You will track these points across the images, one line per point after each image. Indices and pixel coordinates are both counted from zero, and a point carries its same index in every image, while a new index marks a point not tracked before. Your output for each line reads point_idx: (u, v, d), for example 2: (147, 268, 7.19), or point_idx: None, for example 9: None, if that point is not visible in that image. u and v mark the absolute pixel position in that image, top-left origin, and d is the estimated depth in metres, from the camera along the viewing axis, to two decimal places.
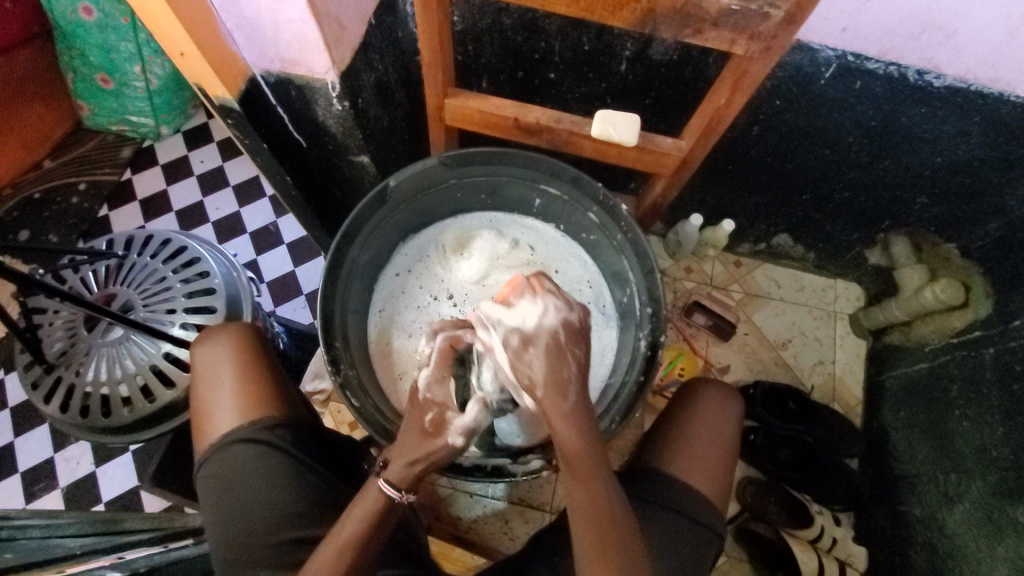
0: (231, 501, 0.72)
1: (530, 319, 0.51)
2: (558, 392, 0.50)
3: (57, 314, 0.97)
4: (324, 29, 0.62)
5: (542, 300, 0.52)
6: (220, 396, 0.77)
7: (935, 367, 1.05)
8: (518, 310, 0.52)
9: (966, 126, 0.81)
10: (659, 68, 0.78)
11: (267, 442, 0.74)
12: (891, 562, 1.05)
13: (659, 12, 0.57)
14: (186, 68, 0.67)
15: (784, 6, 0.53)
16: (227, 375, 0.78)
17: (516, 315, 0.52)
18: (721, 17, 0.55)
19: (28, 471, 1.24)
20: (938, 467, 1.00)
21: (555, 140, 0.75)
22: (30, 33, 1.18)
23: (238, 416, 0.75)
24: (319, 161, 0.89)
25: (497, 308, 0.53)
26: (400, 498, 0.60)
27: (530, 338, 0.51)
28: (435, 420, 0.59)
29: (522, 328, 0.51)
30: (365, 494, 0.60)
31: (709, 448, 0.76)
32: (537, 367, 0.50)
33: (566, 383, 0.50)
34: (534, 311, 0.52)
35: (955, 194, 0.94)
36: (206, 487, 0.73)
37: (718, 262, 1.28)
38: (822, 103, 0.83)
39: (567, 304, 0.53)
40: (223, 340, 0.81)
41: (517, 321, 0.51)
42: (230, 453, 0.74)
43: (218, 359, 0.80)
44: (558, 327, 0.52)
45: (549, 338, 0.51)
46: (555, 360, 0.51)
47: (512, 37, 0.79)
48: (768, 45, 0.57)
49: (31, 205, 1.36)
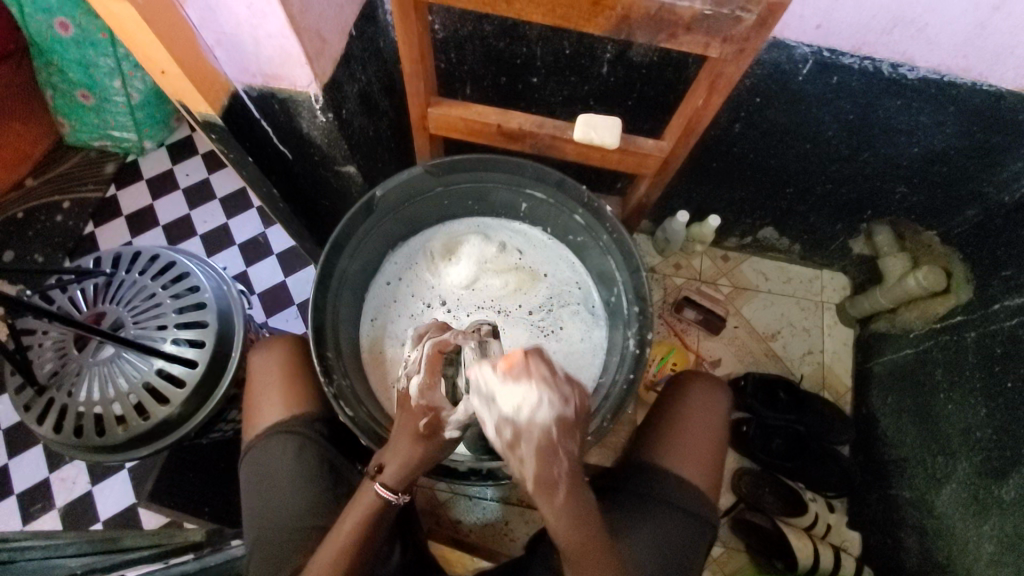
0: (264, 490, 0.73)
1: (523, 411, 0.48)
2: (546, 493, 0.48)
3: (46, 335, 0.97)
4: (304, 44, 0.62)
5: (529, 384, 0.48)
6: (274, 398, 0.78)
7: (920, 352, 1.07)
8: (505, 391, 0.49)
9: (941, 117, 0.82)
10: (640, 70, 0.79)
11: (305, 435, 0.75)
12: (884, 544, 1.07)
13: (634, 17, 0.58)
14: (166, 85, 0.67)
15: (755, 10, 0.55)
16: (275, 370, 0.80)
17: (509, 399, 0.48)
18: (694, 21, 0.56)
19: (24, 493, 1.23)
20: (926, 450, 1.02)
21: (538, 145, 0.76)
22: (7, 50, 1.16)
23: (284, 417, 0.77)
24: (306, 173, 0.90)
25: (491, 384, 0.50)
26: (395, 500, 0.60)
27: (521, 432, 0.48)
28: (431, 425, 0.56)
29: (514, 419, 0.48)
30: (361, 497, 0.61)
31: (698, 438, 0.78)
32: (526, 467, 0.48)
33: (556, 484, 0.48)
34: (527, 402, 0.48)
35: (931, 183, 0.96)
36: (246, 475, 0.75)
37: (706, 257, 1.30)
38: (801, 98, 0.84)
39: (564, 395, 0.49)
40: (280, 349, 0.83)
41: (511, 411, 0.48)
42: (272, 449, 0.75)
43: (274, 365, 0.81)
44: (551, 422, 0.48)
45: (541, 437, 0.48)
46: (546, 459, 0.48)
47: (493, 44, 0.79)
48: (741, 47, 0.59)
49: (16, 224, 1.35)
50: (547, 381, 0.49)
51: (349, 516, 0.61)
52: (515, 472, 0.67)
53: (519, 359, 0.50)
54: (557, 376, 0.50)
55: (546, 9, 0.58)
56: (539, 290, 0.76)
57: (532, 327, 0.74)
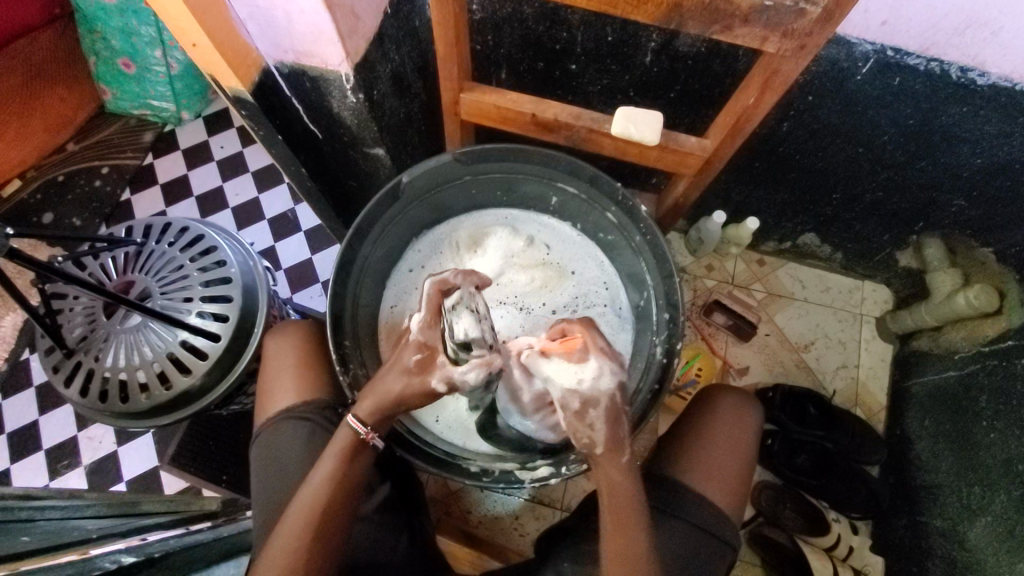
0: (271, 474, 0.72)
1: (586, 381, 0.56)
2: (614, 450, 0.57)
3: (77, 300, 0.98)
4: (337, 21, 0.60)
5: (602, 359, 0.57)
6: (285, 384, 0.78)
7: (964, 376, 1.01)
8: (561, 369, 0.57)
9: (1009, 127, 0.76)
10: (685, 61, 0.75)
11: (315, 422, 0.75)
12: (907, 572, 1.03)
13: (686, 6, 0.54)
14: (199, 59, 0.66)
15: (821, 3, 0.50)
16: (288, 354, 0.80)
17: (569, 374, 0.57)
18: (752, 13, 0.52)
19: (53, 449, 1.27)
20: (962, 479, 0.97)
21: (573, 138, 0.72)
22: (52, 15, 1.21)
23: (295, 402, 0.77)
24: (335, 154, 0.88)
25: (555, 368, 0.57)
26: (364, 435, 0.60)
27: (589, 399, 0.56)
28: (422, 361, 0.58)
29: (580, 390, 0.56)
30: (335, 438, 0.60)
31: (726, 454, 0.74)
32: (598, 429, 0.56)
33: (620, 444, 0.57)
34: (591, 373, 0.56)
35: (993, 197, 0.90)
36: (255, 458, 0.75)
37: (740, 260, 1.25)
38: (857, 99, 0.79)
39: (619, 364, 0.58)
40: (292, 333, 0.82)
41: (575, 383, 0.56)
42: (283, 435, 0.75)
43: (286, 351, 0.80)
44: (614, 390, 0.57)
45: (607, 403, 0.57)
46: (614, 421, 0.57)
47: (533, 27, 0.76)
48: (803, 43, 0.54)
49: (55, 187, 1.38)
50: (605, 353, 0.57)
51: (317, 469, 0.60)
52: (528, 478, 0.65)
53: (579, 339, 0.58)
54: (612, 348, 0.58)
55: None
56: (565, 288, 0.74)
57: None
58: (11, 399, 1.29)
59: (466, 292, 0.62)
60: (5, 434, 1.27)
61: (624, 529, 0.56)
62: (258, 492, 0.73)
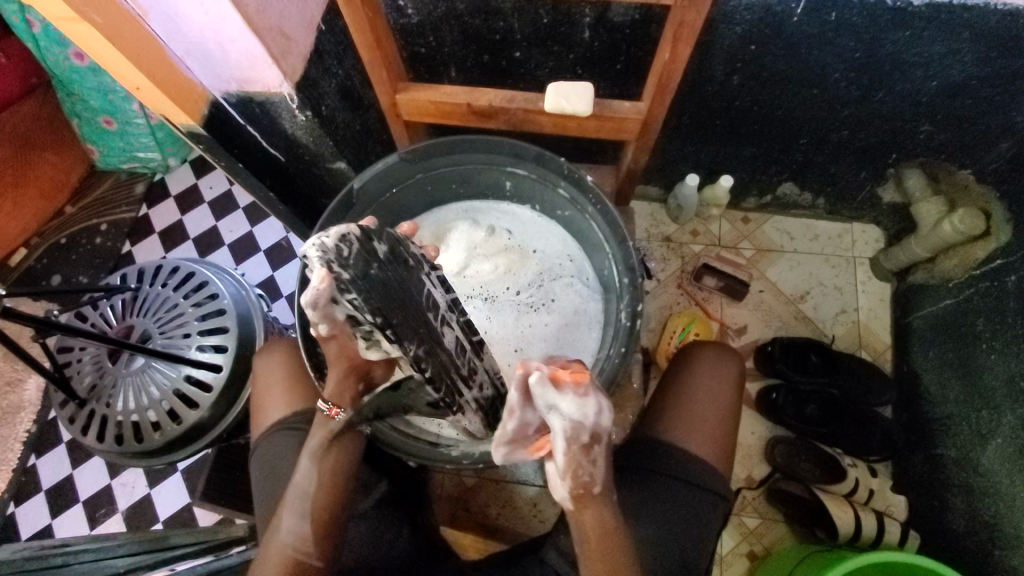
0: (268, 483, 0.75)
1: (593, 417, 0.49)
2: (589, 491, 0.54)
3: (84, 351, 1.02)
4: (267, 44, 0.62)
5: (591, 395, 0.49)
6: (273, 399, 0.82)
7: (961, 302, 1.01)
8: (573, 405, 0.48)
9: (956, 43, 0.75)
10: (622, 30, 0.76)
11: (306, 432, 0.78)
12: (930, 507, 1.02)
13: None
14: (148, 100, 0.70)
15: None
16: (276, 370, 0.84)
17: (578, 410, 0.48)
18: None
19: (89, 500, 1.28)
20: (970, 405, 0.96)
21: (512, 121, 0.77)
22: (31, 84, 1.24)
23: (286, 413, 0.80)
24: (302, 175, 0.91)
25: (560, 398, 0.48)
26: (360, 424, 0.64)
27: (596, 436, 0.50)
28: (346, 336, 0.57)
29: (586, 425, 0.48)
30: (315, 428, 0.63)
31: (707, 409, 0.78)
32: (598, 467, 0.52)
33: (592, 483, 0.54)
34: (597, 410, 0.48)
35: (958, 117, 0.89)
36: (254, 471, 0.79)
37: (724, 220, 1.25)
38: (798, 41, 0.78)
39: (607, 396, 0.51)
40: (275, 352, 0.85)
41: (581, 418, 0.48)
42: (279, 447, 0.78)
43: (270, 369, 0.84)
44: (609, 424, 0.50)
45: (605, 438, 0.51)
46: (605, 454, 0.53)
47: (469, 21, 0.77)
48: None
49: (59, 250, 1.43)
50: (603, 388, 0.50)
51: (307, 454, 0.62)
52: None
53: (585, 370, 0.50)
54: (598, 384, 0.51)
55: None
56: (529, 270, 0.77)
57: (524, 306, 0.75)
58: (44, 458, 1.31)
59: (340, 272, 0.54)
60: (42, 491, 1.29)
61: (606, 548, 0.57)
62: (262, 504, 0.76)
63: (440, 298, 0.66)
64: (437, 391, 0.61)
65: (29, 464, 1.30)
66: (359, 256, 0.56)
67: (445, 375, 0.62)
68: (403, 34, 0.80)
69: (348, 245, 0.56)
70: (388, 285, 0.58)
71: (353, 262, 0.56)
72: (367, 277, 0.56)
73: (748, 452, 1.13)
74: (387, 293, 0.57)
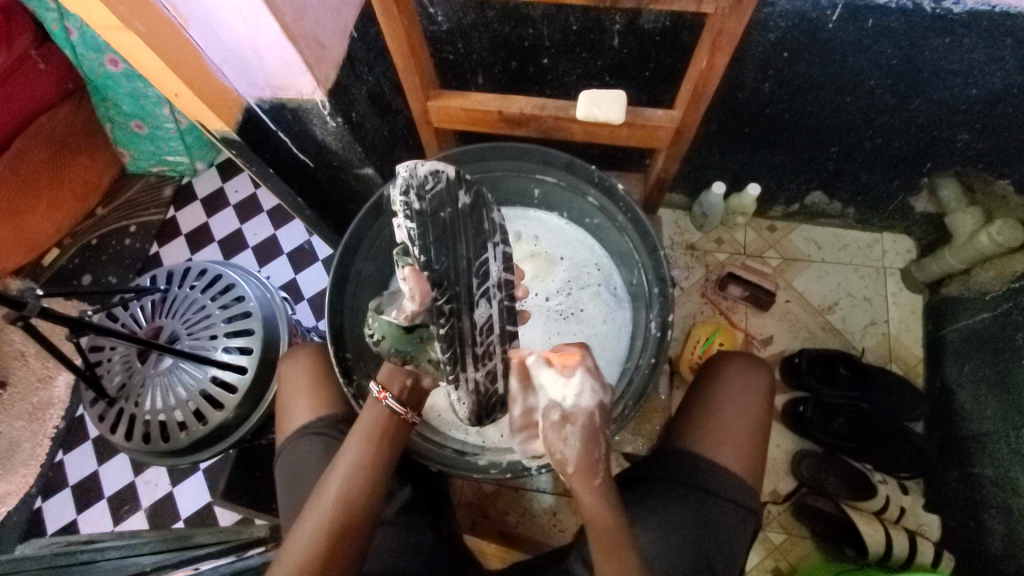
0: (292, 487, 0.76)
1: (570, 395, 0.59)
2: (588, 473, 0.57)
3: (114, 350, 1.04)
4: (303, 51, 0.63)
5: (586, 383, 0.60)
6: (297, 403, 0.82)
7: (999, 316, 0.98)
8: (556, 381, 0.61)
9: (999, 51, 0.73)
10: (653, 37, 0.75)
11: (329, 437, 0.78)
12: (965, 527, 0.99)
13: None
14: (184, 106, 0.71)
15: None
16: (301, 374, 0.84)
17: (557, 388, 0.60)
18: None
19: (113, 497, 1.30)
20: (1008, 422, 0.93)
21: (542, 128, 0.77)
22: (67, 89, 1.27)
23: (311, 417, 0.81)
24: (330, 180, 0.92)
25: (548, 376, 0.62)
26: (407, 416, 0.65)
27: (569, 415, 0.59)
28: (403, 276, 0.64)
29: (562, 405, 0.59)
30: (367, 417, 0.65)
31: (737, 421, 0.77)
32: (572, 445, 0.58)
33: (595, 467, 0.58)
34: (573, 390, 0.59)
35: (999, 126, 0.86)
36: (279, 474, 0.79)
37: (750, 229, 1.23)
38: (833, 48, 0.77)
39: (603, 386, 0.60)
40: (299, 355, 0.86)
41: (560, 397, 0.60)
42: (305, 450, 0.78)
43: (295, 372, 0.84)
44: (594, 408, 0.59)
45: (585, 420, 0.59)
46: (591, 439, 0.58)
47: (499, 28, 0.77)
48: None
49: (89, 250, 1.46)
50: (589, 372, 0.61)
51: (352, 442, 0.64)
52: (535, 464, 0.67)
53: (574, 355, 0.62)
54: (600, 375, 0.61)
55: None
56: (558, 275, 0.77)
57: (550, 313, 0.76)
58: (72, 453, 1.33)
59: (420, 200, 0.59)
60: (68, 487, 1.31)
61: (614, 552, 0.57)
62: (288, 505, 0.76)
63: (495, 273, 0.65)
64: (444, 351, 0.61)
65: (56, 459, 1.33)
66: (439, 196, 0.60)
67: (457, 343, 0.62)
68: (433, 41, 0.81)
69: (435, 181, 0.60)
70: (449, 235, 0.61)
71: (431, 198, 0.60)
72: (438, 218, 0.60)
73: (773, 466, 1.11)
74: (442, 239, 0.61)
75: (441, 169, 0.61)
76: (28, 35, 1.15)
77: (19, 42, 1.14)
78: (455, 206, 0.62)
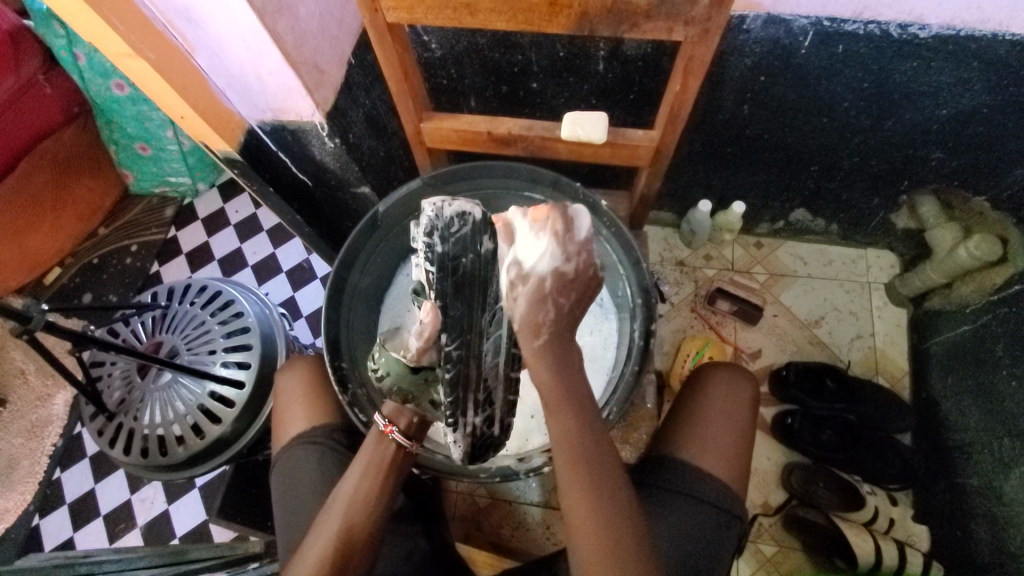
0: (290, 500, 0.77)
1: (531, 253, 0.59)
2: (530, 331, 0.57)
3: (114, 366, 1.06)
4: (302, 77, 0.66)
5: (555, 248, 0.59)
6: (294, 415, 0.84)
7: (979, 328, 1.01)
8: (530, 238, 0.60)
9: (966, 73, 0.77)
10: (636, 63, 0.79)
11: (325, 445, 0.80)
12: (953, 537, 1.00)
13: (592, 13, 0.59)
14: (189, 129, 0.74)
15: None
16: (297, 386, 0.86)
17: (525, 246, 0.60)
18: (652, 9, 0.58)
19: (109, 515, 1.30)
20: (991, 432, 0.95)
21: (529, 148, 0.80)
22: (71, 113, 1.31)
23: (306, 426, 0.83)
24: (328, 199, 0.95)
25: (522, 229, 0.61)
26: (411, 447, 0.67)
27: (527, 275, 0.59)
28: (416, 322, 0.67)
29: (522, 262, 0.59)
30: (372, 445, 0.66)
31: (722, 428, 0.79)
32: (518, 306, 0.58)
33: (540, 327, 0.57)
34: (540, 251, 0.59)
35: (970, 145, 0.90)
36: (276, 489, 0.80)
37: (737, 245, 1.26)
38: (808, 71, 0.81)
39: (569, 255, 0.59)
40: (296, 369, 0.87)
41: (521, 255, 0.60)
42: (301, 457, 0.80)
43: (294, 386, 0.86)
44: (549, 273, 0.58)
45: (537, 282, 0.58)
46: (538, 303, 0.58)
47: (490, 55, 0.81)
48: (705, 28, 0.59)
49: (91, 269, 1.49)
50: (557, 237, 0.59)
51: (356, 469, 0.65)
52: (524, 469, 0.69)
53: (543, 213, 0.60)
54: (570, 240, 0.59)
55: (508, 16, 0.61)
56: None
57: None
58: (69, 471, 1.34)
59: (439, 227, 0.64)
60: (65, 505, 1.31)
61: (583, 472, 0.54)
62: (285, 522, 0.77)
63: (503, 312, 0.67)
64: (447, 395, 0.64)
65: (53, 477, 1.33)
66: (461, 237, 0.65)
67: (461, 387, 0.65)
68: (427, 66, 0.85)
69: (460, 224, 0.65)
70: (466, 284, 0.65)
71: (454, 240, 0.65)
72: (452, 256, 0.64)
73: (764, 478, 1.12)
74: (460, 287, 0.65)
75: (467, 211, 0.65)
76: (35, 60, 1.19)
77: (26, 66, 1.17)
78: (475, 252, 0.65)
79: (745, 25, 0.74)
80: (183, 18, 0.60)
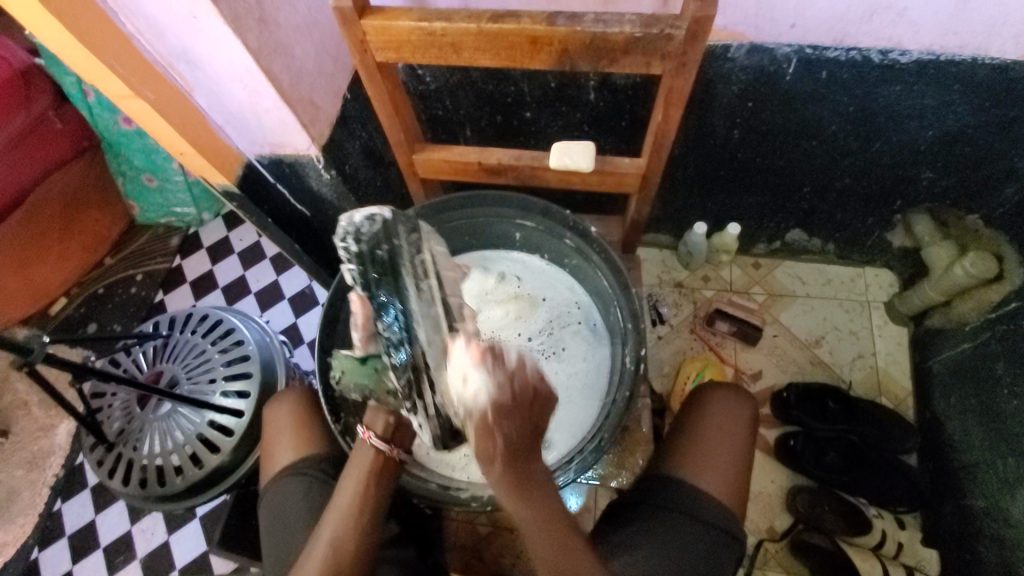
0: (275, 526, 0.77)
1: (468, 386, 0.51)
2: (488, 460, 0.51)
3: (115, 396, 1.06)
4: (298, 113, 0.68)
5: (494, 377, 0.51)
6: (280, 439, 0.85)
7: (979, 346, 1.00)
8: (463, 366, 0.52)
9: (949, 96, 0.78)
10: (625, 91, 0.81)
11: (312, 476, 0.80)
12: (964, 561, 0.98)
13: (572, 49, 0.61)
14: (190, 164, 0.77)
15: (684, 25, 0.57)
16: (285, 416, 0.87)
17: (460, 373, 0.52)
18: (629, 43, 0.60)
19: (109, 546, 1.30)
20: (997, 451, 0.94)
21: (520, 176, 0.82)
22: (82, 146, 1.35)
23: (293, 452, 0.83)
24: (326, 228, 0.96)
25: (461, 358, 0.53)
26: (391, 451, 0.65)
27: (467, 405, 0.51)
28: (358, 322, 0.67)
29: (462, 397, 0.52)
30: (358, 458, 0.65)
31: (723, 445, 0.79)
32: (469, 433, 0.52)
33: (494, 455, 0.50)
34: (473, 384, 0.51)
35: (960, 165, 0.91)
36: (263, 515, 0.80)
37: (735, 266, 1.26)
38: (794, 96, 0.82)
39: (507, 382, 0.50)
40: (285, 397, 0.89)
41: (461, 383, 0.52)
42: (286, 482, 0.81)
43: (281, 413, 0.87)
44: (488, 406, 0.50)
45: (480, 416, 0.50)
46: (483, 431, 0.50)
47: (483, 86, 0.83)
48: (681, 61, 0.61)
49: (96, 299, 1.51)
50: (495, 375, 0.50)
51: (346, 481, 0.64)
52: None
53: (489, 356, 0.51)
54: (504, 367, 0.51)
55: (493, 53, 0.63)
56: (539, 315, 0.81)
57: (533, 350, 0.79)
58: (69, 502, 1.33)
59: (351, 223, 0.65)
60: (64, 537, 1.31)
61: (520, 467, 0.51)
62: (271, 549, 0.77)
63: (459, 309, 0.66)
64: (399, 378, 0.64)
65: (54, 508, 1.33)
66: (375, 236, 0.66)
67: (409, 368, 0.64)
68: (422, 98, 0.87)
69: (370, 224, 0.65)
70: (387, 271, 0.67)
71: (368, 239, 0.66)
72: (375, 257, 0.66)
73: (768, 501, 1.10)
74: (385, 275, 0.67)
75: (375, 213, 0.66)
76: (47, 97, 1.22)
77: (37, 103, 1.20)
78: (394, 241, 0.68)
79: (730, 53, 0.76)
80: (180, 59, 0.63)
